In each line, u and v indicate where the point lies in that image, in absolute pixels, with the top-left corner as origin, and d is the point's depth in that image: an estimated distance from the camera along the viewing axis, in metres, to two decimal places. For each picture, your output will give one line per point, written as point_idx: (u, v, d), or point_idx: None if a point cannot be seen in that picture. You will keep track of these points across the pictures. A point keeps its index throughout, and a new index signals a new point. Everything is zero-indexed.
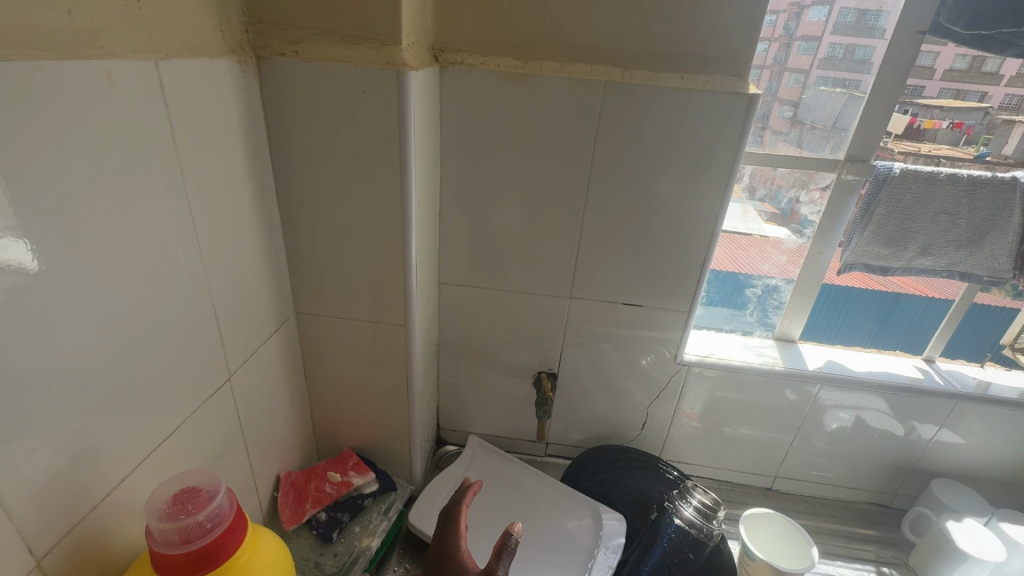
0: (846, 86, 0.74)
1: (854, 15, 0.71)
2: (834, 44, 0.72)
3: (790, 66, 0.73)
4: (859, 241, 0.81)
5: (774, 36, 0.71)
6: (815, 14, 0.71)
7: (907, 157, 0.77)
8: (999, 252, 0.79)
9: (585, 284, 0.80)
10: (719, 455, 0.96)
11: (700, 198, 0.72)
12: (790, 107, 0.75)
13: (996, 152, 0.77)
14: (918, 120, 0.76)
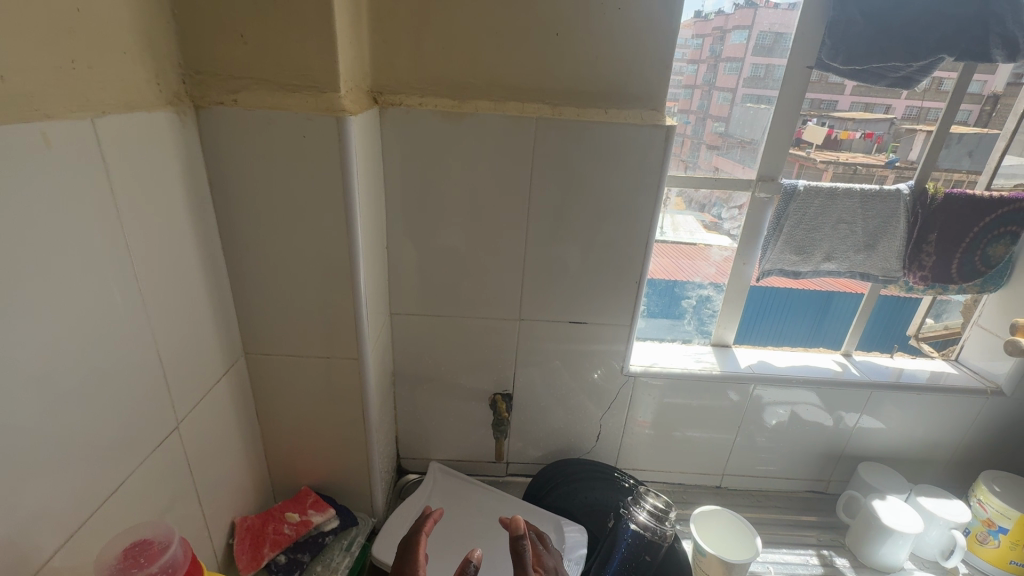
0: (768, 102, 0.82)
1: (770, 39, 0.78)
2: (755, 65, 0.79)
3: (718, 85, 0.81)
4: (774, 251, 0.89)
5: (700, 57, 0.79)
6: (736, 38, 0.79)
7: (829, 165, 0.85)
8: (891, 254, 0.89)
9: (532, 306, 0.84)
10: (670, 459, 1.01)
11: (632, 220, 0.77)
12: (720, 123, 0.83)
13: (903, 158, 0.87)
14: (835, 132, 0.85)
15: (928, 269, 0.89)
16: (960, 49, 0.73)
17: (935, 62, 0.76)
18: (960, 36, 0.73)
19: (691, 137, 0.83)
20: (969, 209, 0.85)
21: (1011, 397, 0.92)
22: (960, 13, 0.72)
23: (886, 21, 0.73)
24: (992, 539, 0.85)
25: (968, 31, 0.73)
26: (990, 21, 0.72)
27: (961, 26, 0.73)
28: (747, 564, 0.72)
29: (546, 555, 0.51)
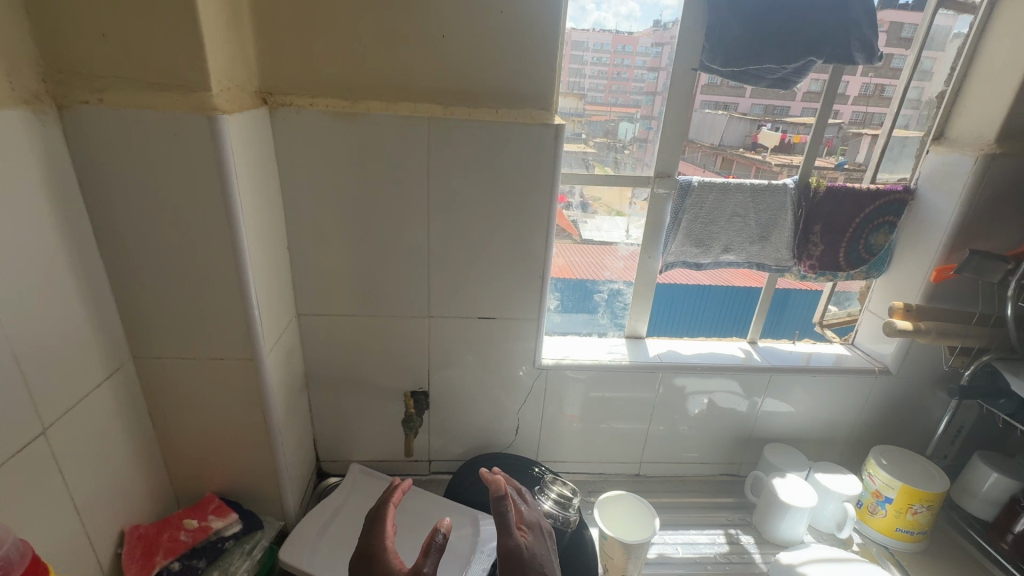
0: (727, 108, 0.88)
1: None
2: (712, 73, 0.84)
3: (678, 91, 0.85)
4: (676, 244, 0.94)
5: (659, 66, 0.84)
6: None
7: (783, 168, 0.92)
8: (782, 245, 0.94)
9: (440, 303, 0.85)
10: (589, 450, 1.04)
11: (530, 216, 0.80)
12: (681, 128, 0.88)
13: (851, 161, 0.93)
14: (787, 135, 0.91)
15: (816, 257, 0.95)
16: (827, 53, 0.79)
17: (807, 65, 0.81)
18: (827, 42, 0.78)
19: (650, 143, 0.88)
20: (850, 201, 0.91)
21: (897, 375, 0.98)
22: (824, 20, 0.77)
23: (759, 27, 0.77)
24: (880, 509, 0.91)
25: (832, 36, 0.78)
26: (852, 27, 0.78)
27: (827, 32, 0.78)
28: (645, 543, 0.75)
29: (525, 509, 0.54)
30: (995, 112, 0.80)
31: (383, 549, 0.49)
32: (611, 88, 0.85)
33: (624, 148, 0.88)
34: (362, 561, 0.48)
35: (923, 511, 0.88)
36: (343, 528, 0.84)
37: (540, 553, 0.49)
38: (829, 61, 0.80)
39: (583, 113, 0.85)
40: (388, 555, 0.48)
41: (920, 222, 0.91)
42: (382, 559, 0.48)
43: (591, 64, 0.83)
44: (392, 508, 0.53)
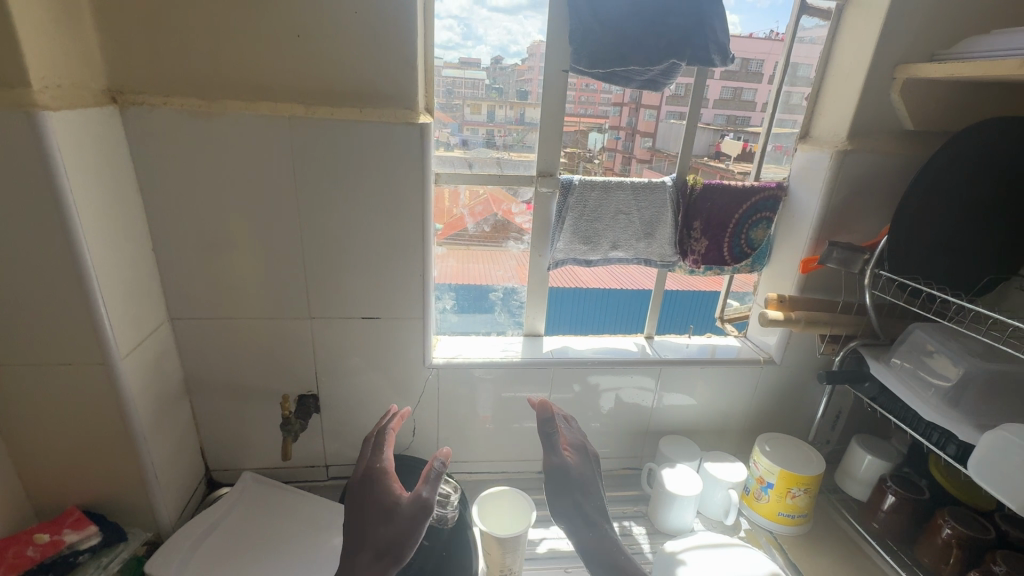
0: (690, 119, 0.93)
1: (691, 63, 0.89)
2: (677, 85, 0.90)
3: (643, 103, 0.92)
4: (564, 241, 0.96)
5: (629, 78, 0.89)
6: None
7: (744, 175, 0.99)
8: (666, 241, 0.97)
9: (321, 304, 0.85)
10: (490, 449, 1.04)
11: (404, 215, 0.80)
12: (648, 137, 0.95)
13: None
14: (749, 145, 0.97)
15: (699, 252, 0.98)
16: (688, 54, 0.81)
17: (673, 66, 0.84)
18: (688, 43, 0.80)
19: (623, 153, 0.95)
20: (726, 197, 0.95)
21: (781, 365, 1.02)
22: (681, 23, 0.79)
23: (621, 31, 0.80)
24: (764, 495, 0.94)
25: (689, 38, 0.80)
26: (708, 29, 0.80)
27: (686, 33, 0.80)
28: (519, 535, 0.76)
29: (570, 434, 0.75)
30: (845, 110, 0.85)
31: (382, 469, 0.65)
32: (580, 99, 0.89)
33: (594, 157, 0.94)
34: (366, 475, 0.65)
35: (801, 494, 0.91)
36: (221, 538, 0.81)
37: (582, 470, 0.69)
38: (693, 63, 0.82)
39: (550, 124, 0.90)
40: (388, 475, 0.64)
41: (791, 215, 0.96)
42: (382, 478, 0.64)
43: (556, 86, 0.87)
44: (392, 435, 0.69)
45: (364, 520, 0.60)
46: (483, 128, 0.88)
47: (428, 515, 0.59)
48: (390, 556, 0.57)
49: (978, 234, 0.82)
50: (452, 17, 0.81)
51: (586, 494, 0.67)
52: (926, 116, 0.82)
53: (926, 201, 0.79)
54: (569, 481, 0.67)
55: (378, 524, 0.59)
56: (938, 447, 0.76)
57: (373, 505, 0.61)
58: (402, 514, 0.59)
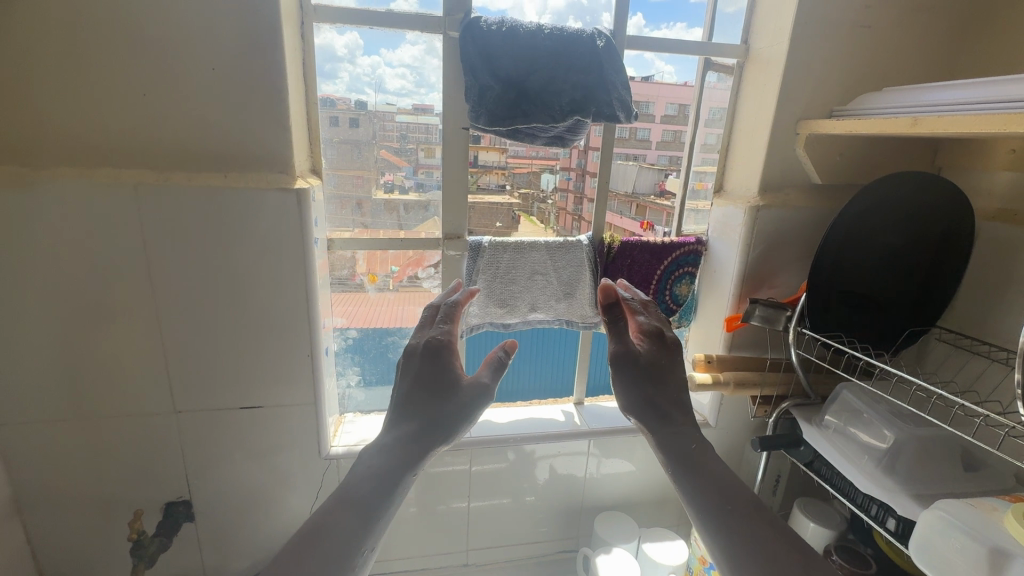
0: (636, 160, 0.90)
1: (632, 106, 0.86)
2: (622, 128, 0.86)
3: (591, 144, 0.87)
4: (477, 306, 0.89)
5: None
6: None
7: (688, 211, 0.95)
8: (587, 301, 0.92)
9: (187, 396, 0.72)
10: (406, 545, 0.91)
11: (283, 290, 0.70)
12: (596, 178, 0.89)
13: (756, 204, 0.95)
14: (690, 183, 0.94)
15: None
16: (592, 110, 0.77)
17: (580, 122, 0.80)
18: (592, 98, 0.77)
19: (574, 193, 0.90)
20: (648, 253, 0.90)
21: (717, 428, 0.96)
22: (584, 77, 0.76)
23: (522, 87, 0.75)
24: None
25: (593, 94, 0.76)
26: (611, 85, 0.77)
27: (591, 88, 0.76)
28: None
29: (646, 320, 0.61)
30: (755, 166, 0.83)
31: (448, 341, 0.59)
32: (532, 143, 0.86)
33: (547, 198, 0.90)
34: (430, 345, 0.58)
35: None
36: None
37: (659, 361, 0.57)
38: (598, 119, 0.78)
39: (506, 167, 0.86)
40: (454, 349, 0.59)
41: (714, 270, 0.92)
42: (447, 350, 0.58)
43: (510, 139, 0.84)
44: (459, 310, 0.64)
45: (413, 392, 0.56)
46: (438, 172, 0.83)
47: (489, 400, 0.58)
48: (446, 427, 0.55)
49: (892, 288, 0.80)
50: (405, 66, 0.77)
51: (664, 389, 0.57)
52: (833, 171, 0.81)
53: (838, 258, 0.77)
54: (630, 375, 0.56)
55: (437, 396, 0.56)
56: (877, 520, 0.71)
57: (425, 383, 0.56)
58: (462, 395, 0.56)
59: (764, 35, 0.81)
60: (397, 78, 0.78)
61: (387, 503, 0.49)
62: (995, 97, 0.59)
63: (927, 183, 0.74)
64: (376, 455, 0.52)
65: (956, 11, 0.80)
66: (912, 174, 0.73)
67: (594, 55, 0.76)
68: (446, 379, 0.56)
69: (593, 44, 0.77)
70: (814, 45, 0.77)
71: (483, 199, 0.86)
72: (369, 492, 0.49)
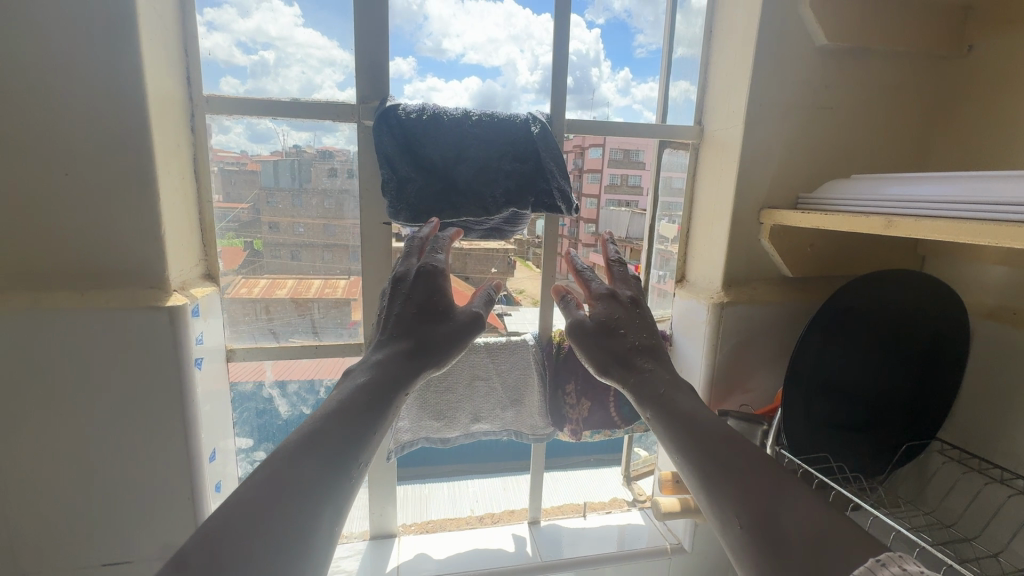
0: (629, 206, 0.83)
1: (620, 153, 0.79)
2: (612, 175, 0.79)
3: (587, 168, 0.78)
4: (408, 418, 0.76)
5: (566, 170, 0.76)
6: (595, 153, 0.78)
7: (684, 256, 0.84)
8: (536, 409, 0.80)
9: (32, 555, 0.59)
10: None
11: (155, 424, 0.59)
12: (592, 224, 0.81)
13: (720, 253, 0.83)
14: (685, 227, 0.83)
15: (579, 418, 0.81)
16: (528, 200, 0.68)
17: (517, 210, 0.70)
18: (526, 189, 0.68)
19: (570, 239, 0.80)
20: None
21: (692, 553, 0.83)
22: (514, 167, 0.67)
23: (449, 177, 0.66)
24: None
25: (528, 184, 0.68)
26: (546, 174, 0.68)
27: (525, 178, 0.68)
28: None
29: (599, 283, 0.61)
30: (717, 257, 0.74)
31: (437, 269, 0.58)
32: None
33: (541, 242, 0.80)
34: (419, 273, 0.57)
35: None
36: None
37: (615, 319, 0.57)
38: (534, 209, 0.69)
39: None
40: (445, 276, 0.58)
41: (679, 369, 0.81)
42: (436, 278, 0.57)
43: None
44: (449, 242, 0.63)
45: (400, 316, 0.55)
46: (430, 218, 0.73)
47: (482, 327, 0.57)
48: (440, 351, 0.53)
49: (881, 399, 0.69)
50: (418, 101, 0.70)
51: (621, 345, 0.55)
52: (802, 263, 0.72)
53: (817, 368, 0.65)
54: (577, 336, 0.56)
55: (428, 321, 0.55)
56: None
57: (414, 307, 0.56)
58: (455, 321, 0.56)
59: (718, 116, 0.74)
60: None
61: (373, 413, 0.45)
62: (976, 198, 0.50)
63: (909, 281, 0.64)
64: (351, 379, 0.49)
65: (925, 90, 0.73)
66: (893, 273, 0.64)
67: (526, 141, 0.67)
68: (436, 305, 0.56)
69: (525, 129, 0.68)
70: (773, 129, 0.70)
71: (478, 245, 0.77)
72: (354, 404, 0.45)
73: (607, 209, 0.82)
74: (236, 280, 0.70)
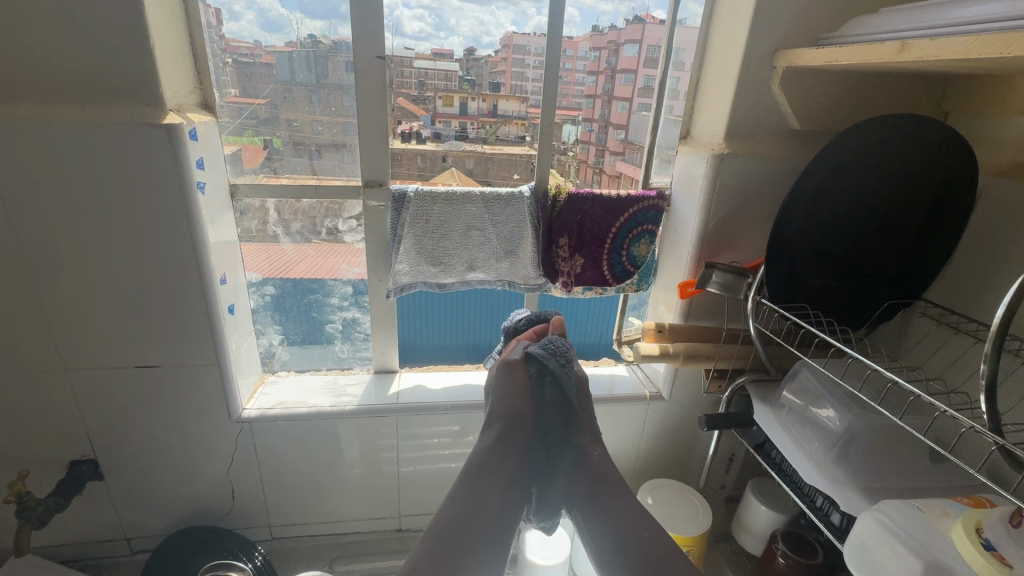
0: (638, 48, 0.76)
1: (658, 52, 0.77)
2: (649, 76, 0.79)
3: (620, 67, 0.78)
4: (406, 262, 0.78)
5: (599, 69, 0.77)
6: (630, 50, 0.77)
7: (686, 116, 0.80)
8: (528, 262, 0.82)
9: (76, 352, 0.67)
10: (333, 510, 0.88)
11: (167, 243, 0.63)
12: (621, 130, 0.82)
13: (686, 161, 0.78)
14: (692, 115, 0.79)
15: (571, 273, 0.83)
16: (547, 447, 0.60)
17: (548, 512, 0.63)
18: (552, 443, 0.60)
19: (595, 145, 0.82)
20: (600, 209, 0.79)
21: (670, 401, 0.88)
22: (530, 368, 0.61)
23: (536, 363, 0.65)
24: None
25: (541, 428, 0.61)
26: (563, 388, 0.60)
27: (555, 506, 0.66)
28: None
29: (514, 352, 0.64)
30: (723, 108, 0.71)
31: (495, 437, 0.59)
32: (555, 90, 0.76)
33: (568, 151, 0.80)
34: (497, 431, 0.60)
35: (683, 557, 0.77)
36: None
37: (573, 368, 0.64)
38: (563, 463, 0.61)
39: (529, 117, 0.79)
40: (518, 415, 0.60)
41: (676, 230, 0.81)
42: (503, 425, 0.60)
43: (532, 61, 0.76)
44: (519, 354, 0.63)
45: (512, 406, 0.60)
46: (456, 122, 0.78)
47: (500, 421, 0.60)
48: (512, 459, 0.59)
49: (873, 254, 0.68)
50: (423, 7, 0.71)
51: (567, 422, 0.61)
52: (813, 114, 0.69)
53: (809, 217, 0.65)
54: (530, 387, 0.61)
55: (512, 425, 0.59)
56: (823, 514, 0.65)
57: (513, 414, 0.60)
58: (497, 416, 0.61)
59: None
60: (415, 19, 0.71)
61: (513, 493, 0.58)
62: (1003, 12, 0.46)
63: (928, 130, 0.61)
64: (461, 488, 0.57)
65: None
66: (906, 117, 0.60)
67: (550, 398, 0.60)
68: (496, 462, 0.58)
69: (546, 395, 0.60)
70: None
71: (500, 149, 0.79)
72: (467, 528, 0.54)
73: (642, 114, 0.82)
74: (224, 112, 0.70)
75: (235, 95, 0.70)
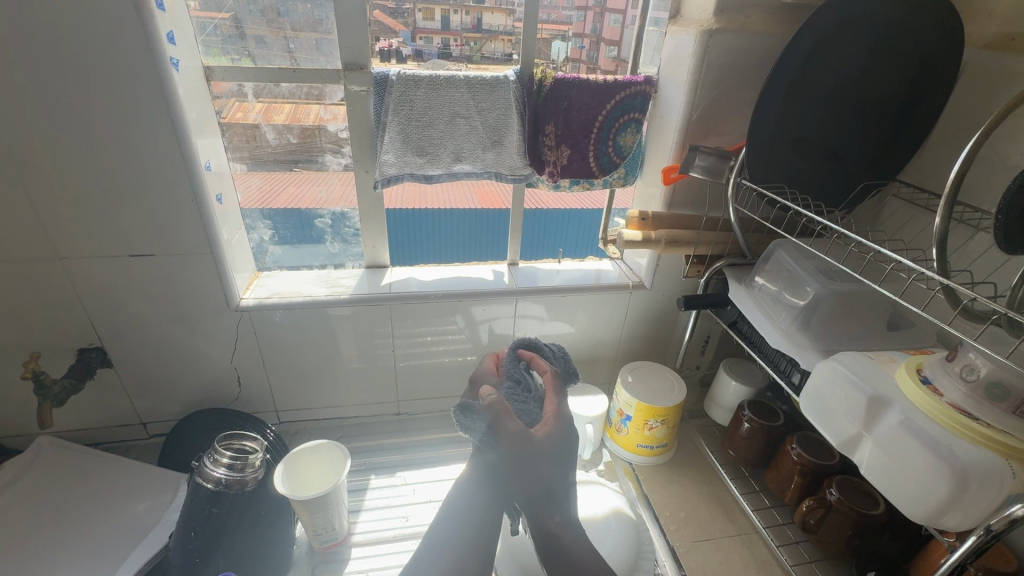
0: None
1: None
2: None
3: None
4: (392, 152, 0.78)
5: None
6: None
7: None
8: (515, 150, 0.82)
9: (69, 239, 0.68)
10: (334, 396, 0.93)
11: (147, 123, 0.62)
12: (614, 47, 0.82)
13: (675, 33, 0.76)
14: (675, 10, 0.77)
15: (557, 164, 0.82)
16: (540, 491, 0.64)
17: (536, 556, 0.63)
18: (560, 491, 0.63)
19: (587, 63, 0.82)
20: (587, 95, 0.78)
21: (652, 289, 0.92)
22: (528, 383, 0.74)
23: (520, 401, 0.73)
24: (623, 427, 0.87)
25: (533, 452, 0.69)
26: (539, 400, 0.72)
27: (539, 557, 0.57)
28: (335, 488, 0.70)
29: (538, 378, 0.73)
30: None
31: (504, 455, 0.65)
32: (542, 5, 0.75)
33: (558, 69, 0.80)
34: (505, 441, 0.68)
35: (659, 425, 0.85)
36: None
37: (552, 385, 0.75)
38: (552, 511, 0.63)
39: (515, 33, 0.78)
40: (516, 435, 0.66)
41: (663, 115, 0.81)
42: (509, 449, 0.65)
43: None
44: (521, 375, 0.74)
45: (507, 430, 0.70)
46: (438, 38, 0.76)
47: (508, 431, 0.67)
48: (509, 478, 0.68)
49: (855, 133, 0.69)
50: None
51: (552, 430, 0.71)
52: None
53: (794, 92, 0.65)
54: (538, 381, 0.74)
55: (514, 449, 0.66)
56: (784, 375, 0.69)
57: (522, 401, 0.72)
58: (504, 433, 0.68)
59: None
60: None
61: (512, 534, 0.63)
62: None
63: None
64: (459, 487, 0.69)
65: None
66: None
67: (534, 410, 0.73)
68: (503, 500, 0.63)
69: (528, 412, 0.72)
70: None
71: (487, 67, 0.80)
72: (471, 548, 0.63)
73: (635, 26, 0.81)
74: None
75: (195, 7, 0.67)
